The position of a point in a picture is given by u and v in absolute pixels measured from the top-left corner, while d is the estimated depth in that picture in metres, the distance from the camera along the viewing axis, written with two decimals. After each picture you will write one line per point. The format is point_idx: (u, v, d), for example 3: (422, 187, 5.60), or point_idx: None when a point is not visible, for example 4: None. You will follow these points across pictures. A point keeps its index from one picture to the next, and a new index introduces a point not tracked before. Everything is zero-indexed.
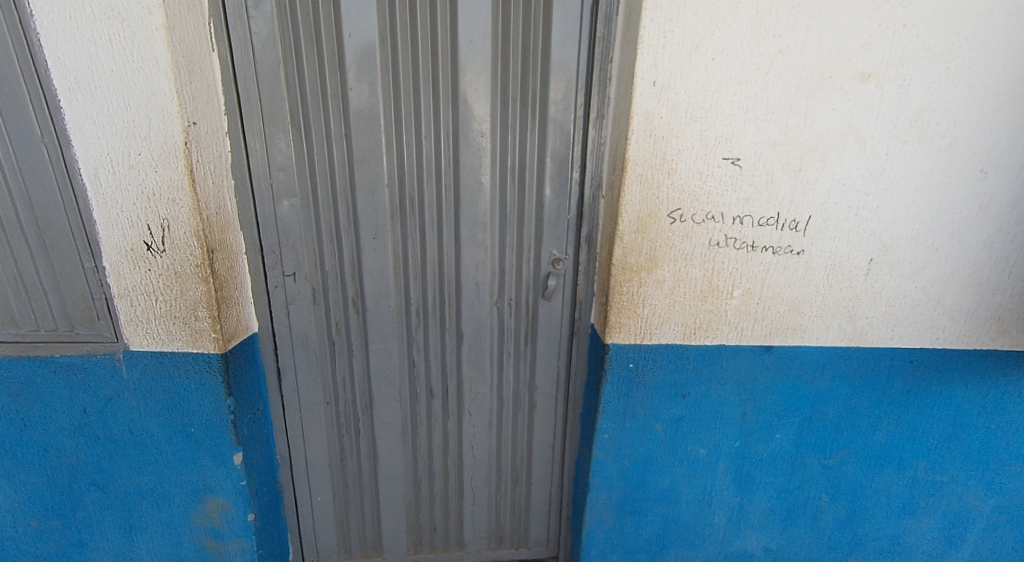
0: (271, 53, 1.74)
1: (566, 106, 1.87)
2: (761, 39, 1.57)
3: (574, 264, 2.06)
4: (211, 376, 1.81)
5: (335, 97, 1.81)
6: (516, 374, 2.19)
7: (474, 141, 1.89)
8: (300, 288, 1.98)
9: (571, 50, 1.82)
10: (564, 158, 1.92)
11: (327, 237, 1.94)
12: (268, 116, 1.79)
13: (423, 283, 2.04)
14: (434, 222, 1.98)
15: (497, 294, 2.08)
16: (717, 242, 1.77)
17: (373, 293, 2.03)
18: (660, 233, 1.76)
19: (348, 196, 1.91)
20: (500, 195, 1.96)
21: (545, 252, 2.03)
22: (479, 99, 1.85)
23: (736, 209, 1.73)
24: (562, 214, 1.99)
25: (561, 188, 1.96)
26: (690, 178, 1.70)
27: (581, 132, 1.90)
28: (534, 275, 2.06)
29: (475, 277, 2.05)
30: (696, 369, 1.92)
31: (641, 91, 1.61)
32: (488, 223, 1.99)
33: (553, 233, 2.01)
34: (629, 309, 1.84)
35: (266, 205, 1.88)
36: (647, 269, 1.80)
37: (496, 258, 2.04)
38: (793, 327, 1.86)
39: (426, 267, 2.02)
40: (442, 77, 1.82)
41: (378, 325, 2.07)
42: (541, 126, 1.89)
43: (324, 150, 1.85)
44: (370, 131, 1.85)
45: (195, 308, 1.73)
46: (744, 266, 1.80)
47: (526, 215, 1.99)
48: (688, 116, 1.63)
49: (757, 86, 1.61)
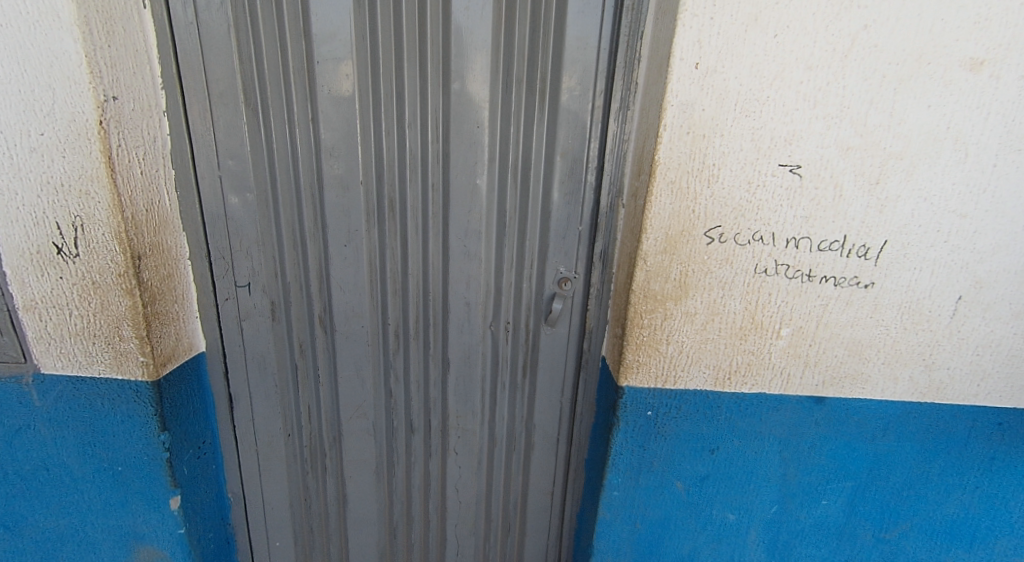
0: (219, 14, 1.41)
1: (582, 94, 1.51)
2: (840, 10, 1.20)
3: (584, 287, 1.72)
4: (140, 408, 1.50)
5: (298, 72, 1.48)
6: (512, 409, 1.89)
7: (467, 134, 1.56)
8: (256, 302, 1.68)
9: (592, 21, 1.46)
10: (578, 158, 1.57)
11: (289, 243, 1.63)
12: (215, 93, 1.47)
13: (403, 301, 1.75)
14: (418, 231, 1.67)
15: (492, 316, 1.78)
16: (764, 269, 1.43)
17: (344, 310, 1.73)
18: (691, 257, 1.43)
19: (315, 194, 1.59)
20: (498, 198, 1.63)
21: (551, 270, 1.70)
22: (475, 82, 1.51)
23: (792, 229, 1.38)
24: (571, 224, 1.64)
25: (572, 193, 1.61)
26: (736, 189, 1.35)
27: (600, 127, 1.55)
28: (536, 297, 1.75)
29: (465, 294, 1.75)
30: (727, 421, 1.59)
31: (680, 75, 1.26)
32: (483, 232, 1.67)
33: (559, 249, 1.68)
34: (649, 346, 1.53)
35: (213, 202, 1.56)
36: (674, 298, 1.48)
37: (491, 275, 1.73)
38: (852, 376, 1.52)
39: (408, 281, 1.72)
40: (429, 53, 1.48)
41: (349, 348, 1.77)
42: (550, 119, 1.54)
43: (285, 138, 1.53)
44: (341, 117, 1.52)
45: (119, 326, 1.42)
46: (796, 299, 1.45)
47: (528, 225, 1.66)
48: (738, 109, 1.28)
49: (830, 74, 1.24)
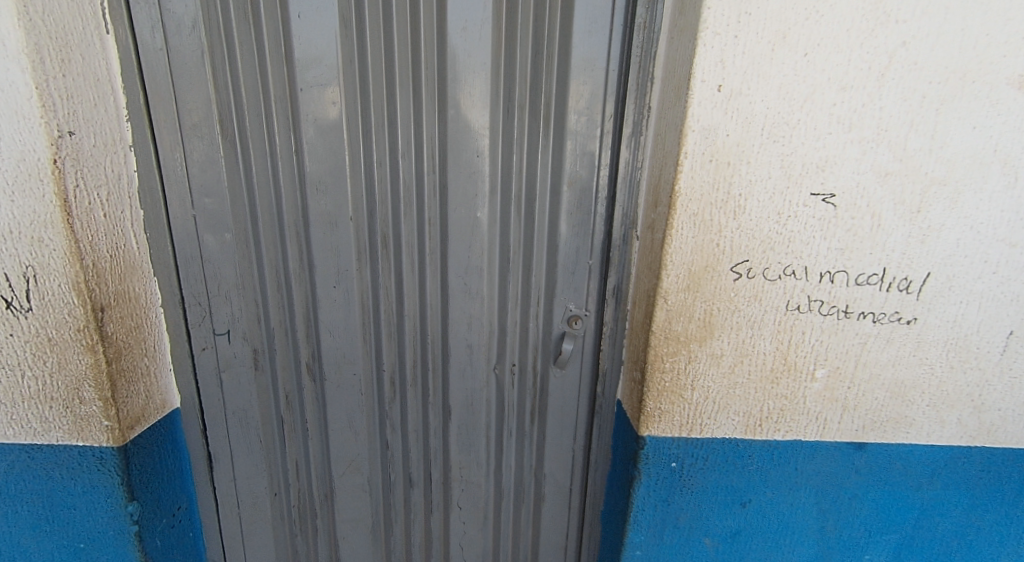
0: (192, 40, 1.29)
1: (590, 118, 1.40)
2: (876, 25, 1.09)
3: (596, 325, 1.58)
4: (105, 477, 1.33)
5: (280, 101, 1.35)
6: (519, 458, 1.74)
7: (466, 163, 1.43)
8: (236, 351, 1.53)
9: (600, 40, 1.34)
10: (587, 187, 1.45)
11: (272, 286, 1.49)
12: (188, 125, 1.34)
13: (399, 345, 1.60)
14: (415, 269, 1.53)
15: (496, 358, 1.64)
16: (797, 306, 1.31)
17: (334, 357, 1.58)
18: (716, 295, 1.31)
19: (300, 232, 1.45)
20: (501, 233, 1.50)
21: (559, 308, 1.58)
22: (473, 108, 1.39)
23: (827, 263, 1.26)
24: (581, 258, 1.52)
25: (581, 225, 1.49)
26: (765, 220, 1.23)
27: (610, 153, 1.43)
28: (543, 336, 1.62)
29: (466, 336, 1.61)
30: (759, 471, 1.47)
31: (701, 98, 1.14)
32: (485, 269, 1.54)
33: (567, 284, 1.55)
34: (672, 392, 1.40)
35: (187, 244, 1.42)
36: (698, 339, 1.35)
37: (494, 315, 1.60)
38: (894, 420, 1.39)
39: (404, 323, 1.58)
40: (423, 78, 1.36)
41: (341, 398, 1.62)
42: (556, 146, 1.42)
43: (266, 172, 1.39)
44: (328, 148, 1.39)
45: (80, 387, 1.26)
46: (831, 338, 1.33)
47: (534, 260, 1.53)
48: (766, 134, 1.16)
49: (866, 94, 1.12)
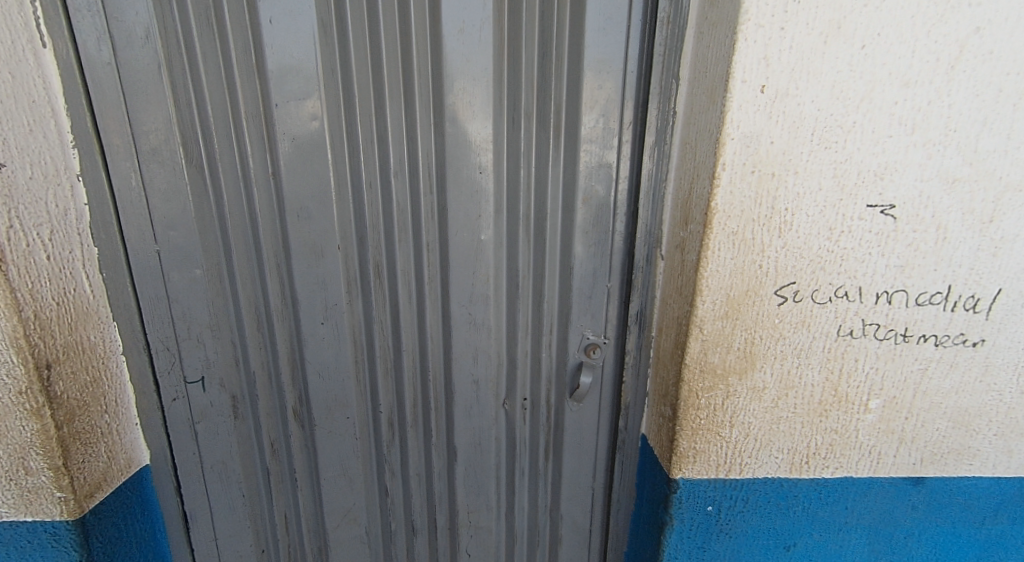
0: (146, 49, 1.11)
1: (606, 126, 1.24)
2: (945, 10, 0.94)
3: (616, 353, 1.44)
4: (60, 555, 1.15)
5: (252, 117, 1.17)
6: (533, 500, 1.58)
7: (467, 180, 1.27)
8: (213, 399, 1.35)
9: (617, 38, 1.18)
10: (603, 203, 1.30)
11: (252, 326, 1.31)
12: (146, 148, 1.16)
13: (397, 383, 1.44)
14: (412, 299, 1.37)
15: (506, 393, 1.48)
16: (849, 330, 1.15)
17: (324, 401, 1.41)
18: (757, 322, 1.15)
19: (281, 264, 1.28)
20: (508, 256, 1.35)
21: (575, 336, 1.42)
22: (474, 118, 1.23)
23: (884, 282, 1.11)
24: (598, 280, 1.37)
25: (597, 244, 1.34)
26: (814, 237, 1.07)
27: (628, 164, 1.27)
28: (558, 367, 1.46)
29: (472, 371, 1.45)
30: (806, 512, 1.31)
31: (742, 100, 0.98)
32: (491, 296, 1.38)
33: (583, 310, 1.40)
34: (708, 430, 1.24)
35: (150, 282, 1.24)
36: (738, 371, 1.20)
37: (503, 345, 1.44)
38: (957, 451, 1.25)
39: (402, 359, 1.41)
40: (416, 86, 1.20)
41: (333, 444, 1.45)
42: (568, 158, 1.26)
43: (239, 198, 1.21)
44: (310, 169, 1.22)
45: (24, 456, 1.09)
46: (888, 365, 1.18)
47: (545, 284, 1.37)
48: (817, 139, 1.00)
49: (933, 90, 0.97)
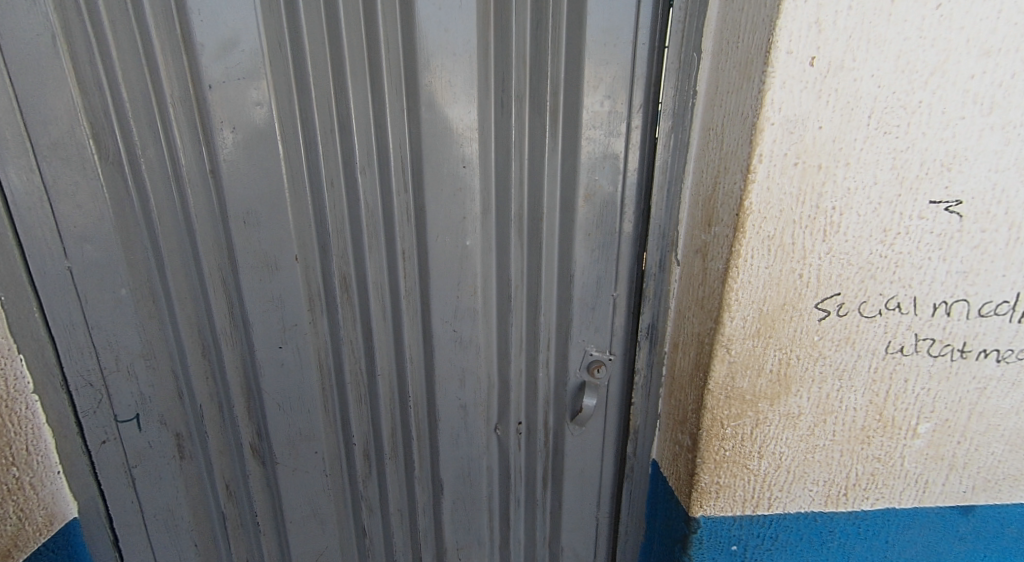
0: (38, 19, 0.88)
1: (613, 109, 1.05)
2: None
3: (623, 371, 1.26)
4: None
5: (180, 103, 0.95)
6: (530, 533, 1.40)
7: (448, 176, 1.07)
8: (152, 439, 1.14)
9: (625, 4, 0.99)
10: (608, 200, 1.11)
11: (195, 353, 1.10)
12: (47, 143, 0.94)
13: (372, 411, 1.24)
14: (387, 315, 1.17)
15: (498, 417, 1.30)
16: (900, 347, 0.99)
17: (287, 435, 1.21)
18: (794, 340, 0.98)
19: (227, 279, 1.07)
20: (498, 263, 1.16)
21: (576, 352, 1.24)
22: (456, 101, 1.03)
23: (943, 291, 0.94)
24: (603, 289, 1.18)
25: (602, 248, 1.15)
26: (865, 240, 0.90)
27: (638, 154, 1.08)
28: (557, 387, 1.28)
29: (459, 394, 1.26)
30: (841, 547, 1.16)
31: (787, 76, 0.80)
32: (479, 310, 1.19)
33: (585, 323, 1.22)
34: (734, 463, 1.07)
35: (65, 306, 1.02)
36: (770, 396, 1.03)
37: (493, 365, 1.26)
38: (1012, 477, 1.10)
39: (377, 384, 1.22)
40: (385, 63, 0.99)
41: (300, 483, 1.25)
42: (567, 148, 1.07)
43: (170, 202, 1.00)
44: (256, 165, 1.00)
45: None
46: (941, 385, 1.02)
47: (542, 295, 1.19)
48: (875, 122, 0.83)
49: (1018, 61, 0.80)
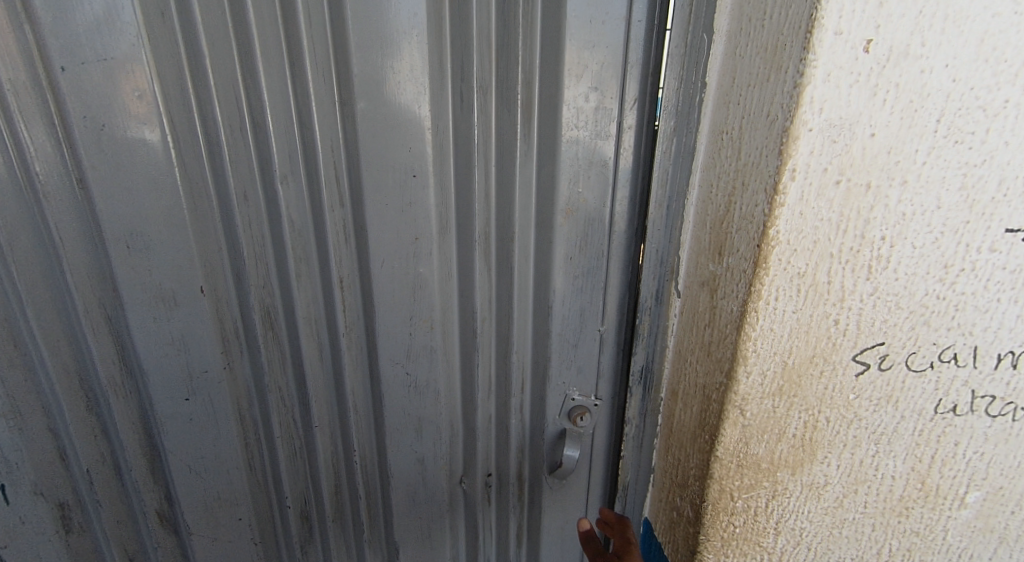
0: None
1: (601, 105, 0.84)
2: None
3: (611, 418, 1.06)
4: None
5: (28, 90, 0.71)
6: None
7: (393, 187, 0.85)
8: (26, 513, 0.92)
9: None
10: (595, 217, 0.90)
11: (76, 406, 0.88)
12: None
13: (310, 466, 1.03)
14: (324, 354, 0.96)
15: (463, 471, 1.09)
16: (953, 407, 0.80)
17: (202, 500, 0.99)
18: (823, 399, 0.79)
19: (111, 317, 0.84)
20: (459, 292, 0.95)
21: (555, 397, 1.03)
22: (403, 93, 0.81)
23: (1010, 340, 0.75)
24: (587, 323, 0.98)
25: (586, 275, 0.94)
26: (918, 278, 0.71)
27: (632, 161, 0.88)
28: (532, 436, 1.07)
29: (415, 447, 1.05)
30: None
31: (833, 65, 0.60)
32: (437, 349, 0.98)
33: (566, 363, 1.01)
34: (745, 540, 0.88)
35: None
36: (790, 462, 0.84)
37: (456, 412, 1.04)
38: None
39: (314, 436, 1.00)
40: (307, 42, 0.77)
41: (223, 553, 1.04)
42: (544, 152, 0.87)
43: (26, 219, 0.77)
44: (137, 173, 0.76)
45: None
46: (1000, 449, 0.83)
47: (514, 329, 0.98)
48: (943, 129, 0.63)
49: None
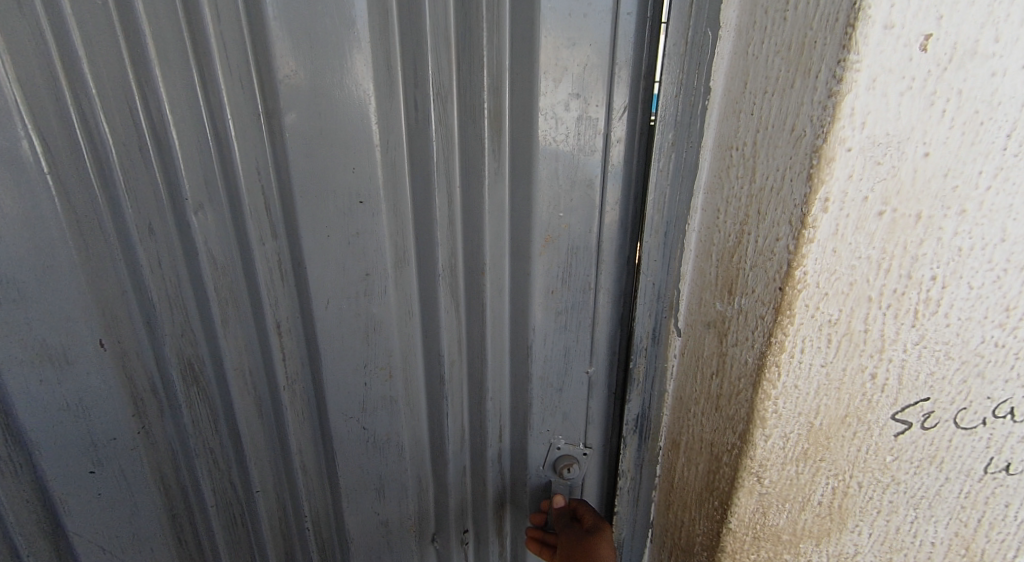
0: None
1: (584, 114, 0.70)
2: None
3: (602, 468, 0.94)
4: None
5: None
6: None
7: (337, 216, 0.70)
8: None
9: None
10: (579, 245, 0.77)
11: None
12: None
13: (256, 534, 0.89)
14: (264, 409, 0.81)
15: (436, 529, 0.96)
16: (1010, 467, 0.67)
17: None
18: (854, 461, 0.67)
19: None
20: (421, 333, 0.82)
21: (538, 447, 0.91)
22: (344, 103, 0.66)
23: None
24: (573, 364, 0.85)
25: (570, 311, 0.81)
26: (974, 323, 0.59)
27: (622, 179, 0.74)
28: (513, 488, 0.95)
29: (378, 508, 0.91)
30: None
31: (880, 68, 0.46)
32: (399, 399, 0.84)
33: (549, 409, 0.88)
34: None
35: None
36: (814, 530, 0.72)
37: (425, 465, 0.91)
38: None
39: (257, 500, 0.87)
40: (215, 41, 0.61)
41: None
42: (518, 171, 0.73)
43: None
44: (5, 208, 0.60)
45: None
46: None
47: (488, 372, 0.85)
48: (1016, 145, 0.50)
49: None
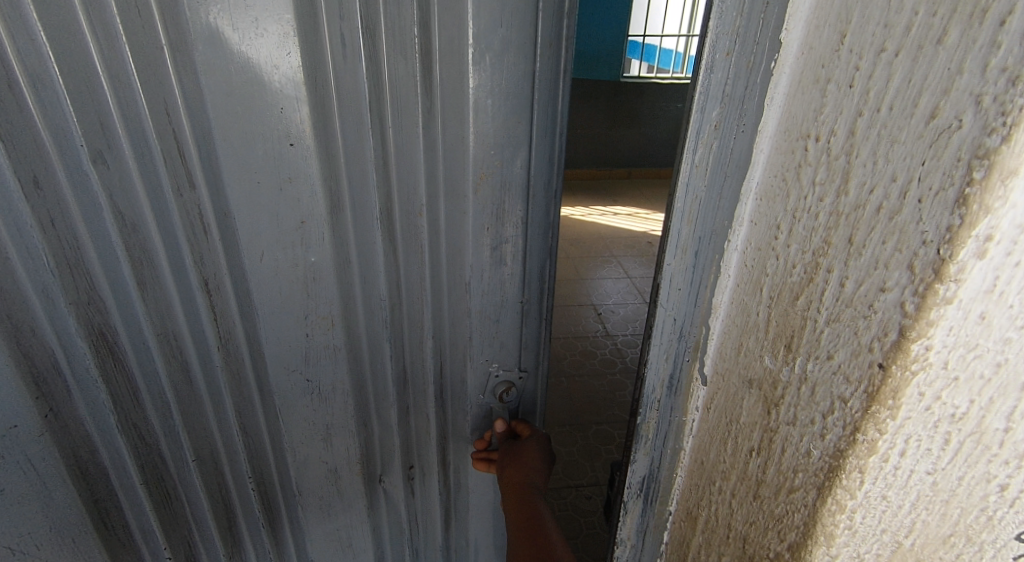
0: None
1: (517, 34, 0.55)
2: None
3: (541, 385, 0.82)
4: None
5: None
6: None
7: (265, 162, 0.55)
8: None
9: None
10: (512, 179, 0.63)
11: None
12: None
13: (196, 512, 0.76)
14: (192, 375, 0.66)
15: (390, 484, 0.84)
16: None
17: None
18: None
19: None
20: (366, 278, 0.65)
21: (476, 377, 0.77)
22: (265, 27, 0.49)
23: None
24: (508, 294, 0.71)
25: (506, 249, 0.68)
26: None
27: (546, 110, 0.60)
28: (455, 425, 0.81)
29: (325, 460, 0.78)
30: None
31: None
32: (336, 346, 0.69)
33: (489, 340, 0.74)
34: None
35: None
36: None
37: (375, 418, 0.77)
38: None
39: (193, 478, 0.73)
40: None
41: None
42: (451, 106, 0.58)
43: None
44: None
45: None
46: None
47: (425, 309, 0.70)
48: None
49: None
